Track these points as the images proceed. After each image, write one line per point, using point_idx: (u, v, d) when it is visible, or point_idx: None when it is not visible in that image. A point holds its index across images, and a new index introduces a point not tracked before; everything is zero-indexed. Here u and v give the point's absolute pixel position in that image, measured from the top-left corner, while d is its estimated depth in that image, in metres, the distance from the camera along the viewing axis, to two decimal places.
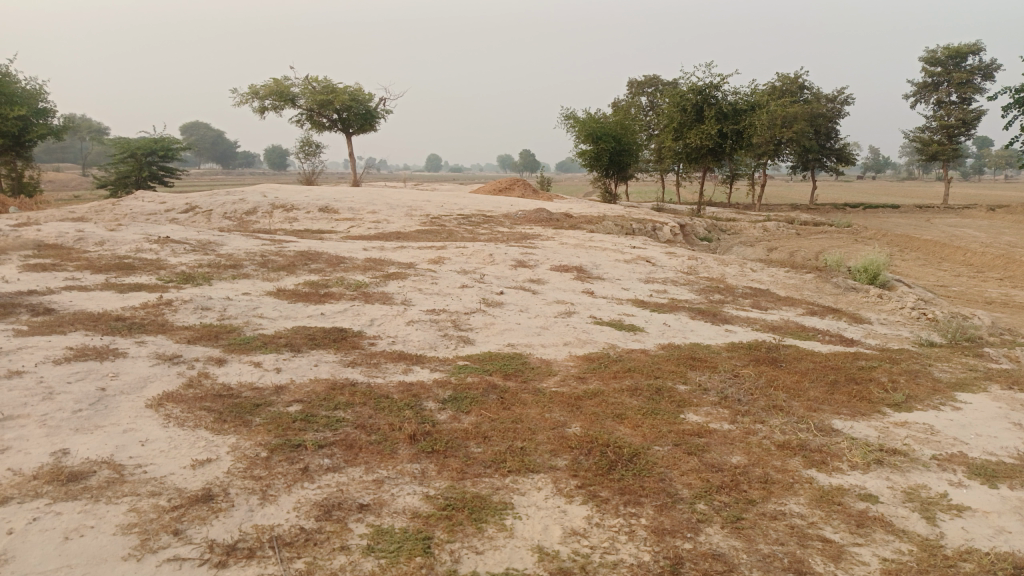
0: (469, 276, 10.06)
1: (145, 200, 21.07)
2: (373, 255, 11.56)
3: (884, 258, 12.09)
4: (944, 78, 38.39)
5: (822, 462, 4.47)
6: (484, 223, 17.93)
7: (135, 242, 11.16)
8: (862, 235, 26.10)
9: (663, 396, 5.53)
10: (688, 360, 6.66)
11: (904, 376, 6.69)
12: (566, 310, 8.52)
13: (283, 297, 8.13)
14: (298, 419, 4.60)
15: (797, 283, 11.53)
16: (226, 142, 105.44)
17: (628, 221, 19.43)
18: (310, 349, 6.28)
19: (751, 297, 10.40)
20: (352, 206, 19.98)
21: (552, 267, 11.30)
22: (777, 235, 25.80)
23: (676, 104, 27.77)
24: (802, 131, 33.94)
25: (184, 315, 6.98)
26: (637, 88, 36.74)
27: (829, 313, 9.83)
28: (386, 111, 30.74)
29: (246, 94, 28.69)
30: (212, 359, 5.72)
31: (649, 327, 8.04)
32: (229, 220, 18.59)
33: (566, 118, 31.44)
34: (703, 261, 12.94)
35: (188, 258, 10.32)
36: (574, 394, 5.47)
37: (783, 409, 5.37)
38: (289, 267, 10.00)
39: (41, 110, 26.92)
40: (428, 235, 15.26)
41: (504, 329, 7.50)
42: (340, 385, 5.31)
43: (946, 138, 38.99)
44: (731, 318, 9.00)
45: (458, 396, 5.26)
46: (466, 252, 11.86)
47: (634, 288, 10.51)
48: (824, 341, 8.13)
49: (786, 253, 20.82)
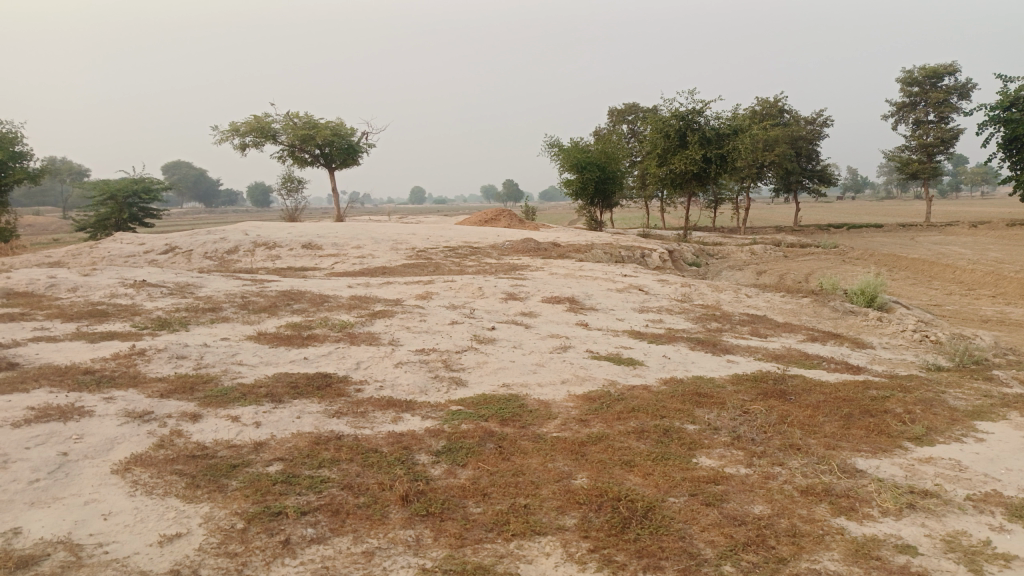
0: (458, 312, 9.71)
1: (124, 242, 20.64)
2: (358, 292, 11.20)
3: (881, 280, 11.86)
4: (921, 98, 38.87)
5: (850, 508, 4.12)
6: (471, 255, 17.64)
7: (110, 286, 10.75)
8: (849, 256, 26.03)
9: (672, 437, 5.17)
10: (694, 396, 6.32)
11: (919, 405, 6.38)
12: (562, 344, 8.17)
13: (264, 340, 7.74)
14: (279, 481, 4.19)
15: (794, 308, 11.26)
16: (208, 181, 105.20)
17: (616, 249, 19.21)
18: (292, 398, 5.89)
19: (749, 324, 10.11)
20: (336, 241, 19.65)
21: (543, 299, 10.97)
22: (765, 258, 25.69)
23: (659, 131, 27.81)
24: (784, 153, 34.16)
25: (157, 366, 6.57)
26: (618, 116, 36.87)
27: (830, 338, 9.54)
28: (369, 145, 30.58)
29: (227, 131, 28.43)
30: (186, 415, 5.31)
31: (649, 361, 7.70)
32: (211, 260, 18.20)
33: (550, 148, 31.41)
34: (696, 288, 12.65)
35: (165, 302, 9.92)
36: (577, 439, 5.09)
37: (800, 448, 5.03)
38: (270, 309, 9.62)
39: (18, 153, 26.51)
40: (414, 269, 14.93)
41: (498, 368, 7.13)
42: (324, 440, 4.92)
43: (925, 157, 39.37)
44: (732, 347, 8.68)
45: (453, 447, 4.87)
46: (455, 286, 11.52)
47: (629, 318, 10.19)
48: (830, 369, 7.83)
49: (777, 276, 20.65)
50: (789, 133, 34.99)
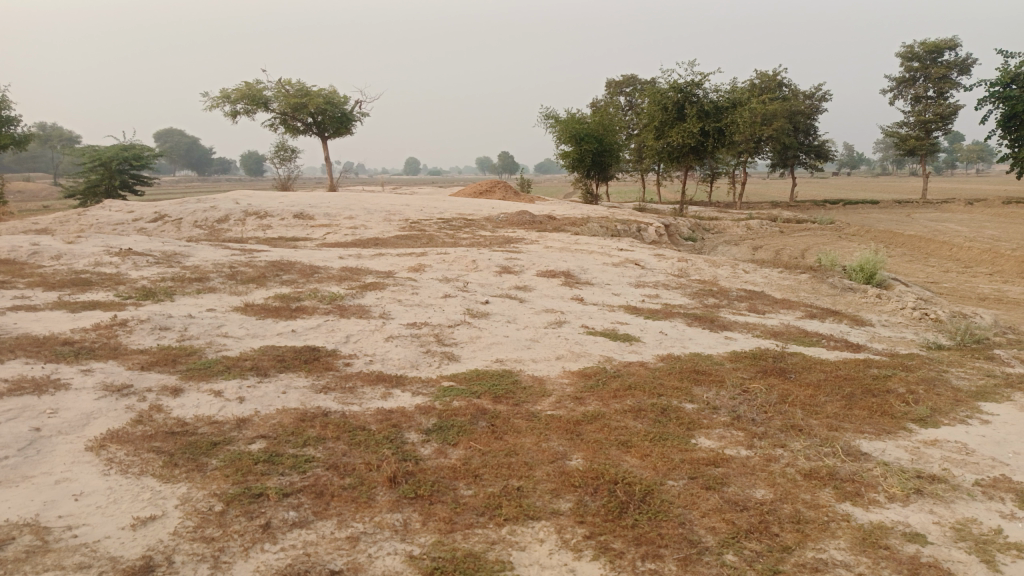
0: (451, 284, 9.50)
1: (112, 210, 20.27)
2: (349, 263, 10.96)
3: (881, 256, 11.69)
4: (921, 73, 38.44)
5: (855, 493, 3.97)
6: (465, 227, 17.38)
7: (95, 255, 10.48)
8: (846, 232, 25.86)
9: (670, 417, 5.00)
10: (692, 374, 6.15)
11: (922, 385, 6.23)
12: (557, 319, 7.99)
13: (251, 312, 7.52)
14: (261, 461, 4.01)
15: (792, 284, 11.09)
16: (201, 149, 104.08)
17: (612, 222, 18.97)
18: (278, 372, 5.69)
19: (747, 301, 9.94)
20: (328, 211, 19.34)
21: (537, 273, 10.77)
22: (762, 233, 25.50)
23: (657, 103, 27.41)
24: (782, 128, 33.80)
25: (139, 337, 6.35)
26: (615, 88, 36.37)
27: (829, 315, 9.38)
28: (363, 114, 30.10)
29: (217, 98, 27.89)
30: (166, 388, 5.11)
31: (646, 337, 7.52)
32: (200, 229, 17.89)
33: (547, 119, 30.97)
34: (693, 263, 12.46)
35: (150, 271, 9.66)
36: (572, 417, 4.92)
37: (803, 429, 4.87)
38: (259, 279, 9.38)
39: (3, 118, 25.95)
40: (407, 240, 14.68)
41: (491, 342, 6.94)
42: (310, 416, 4.73)
43: (923, 133, 39.06)
44: (730, 323, 8.51)
45: (443, 425, 4.70)
46: (448, 259, 11.30)
47: (625, 293, 10.00)
48: (829, 347, 7.67)
49: (773, 252, 20.48)
50: (787, 107, 34.60)
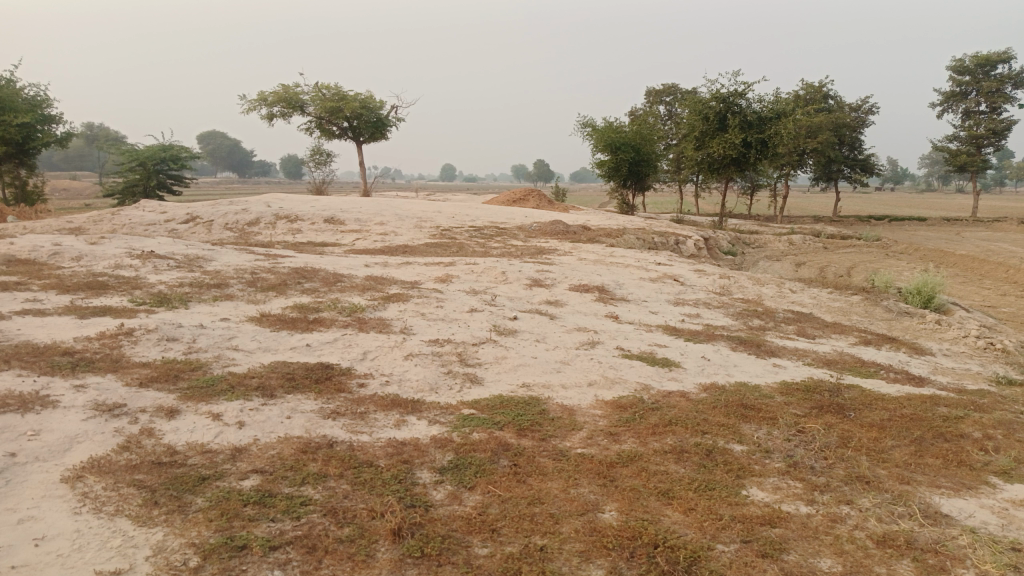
0: (479, 297, 9.01)
1: (146, 210, 20.25)
2: (375, 272, 10.54)
3: (940, 279, 10.90)
4: (972, 87, 37.07)
5: (940, 569, 3.35)
6: (497, 236, 16.93)
7: (116, 256, 10.21)
8: (893, 250, 24.82)
9: (717, 461, 4.43)
10: (740, 409, 5.55)
11: (1000, 429, 5.53)
12: (590, 339, 7.44)
13: (266, 323, 7.11)
14: (252, 502, 3.55)
15: (843, 306, 10.38)
16: (241, 152, 105.62)
17: (649, 234, 18.36)
18: (285, 393, 5.24)
19: (795, 323, 9.28)
20: (359, 216, 19.03)
21: (571, 286, 10.23)
22: (804, 249, 24.62)
23: (698, 112, 26.66)
24: (827, 141, 32.79)
25: (143, 349, 5.97)
26: (654, 96, 35.68)
27: (885, 342, 8.69)
28: (398, 119, 29.89)
29: (254, 101, 27.90)
30: (162, 409, 4.68)
31: (686, 362, 6.93)
32: (231, 231, 17.72)
33: (584, 127, 30.44)
34: (736, 280, 11.80)
35: (169, 275, 9.34)
36: (606, 459, 4.39)
37: (871, 482, 4.26)
38: (279, 287, 9.00)
39: (46, 117, 26.24)
40: (437, 249, 14.25)
41: (518, 364, 6.42)
42: (314, 448, 4.26)
43: (974, 149, 37.63)
44: (778, 349, 7.88)
45: (460, 463, 4.20)
46: (477, 269, 10.82)
47: (664, 312, 9.41)
48: (889, 380, 7.00)
49: (817, 269, 19.67)
50: (832, 119, 33.54)
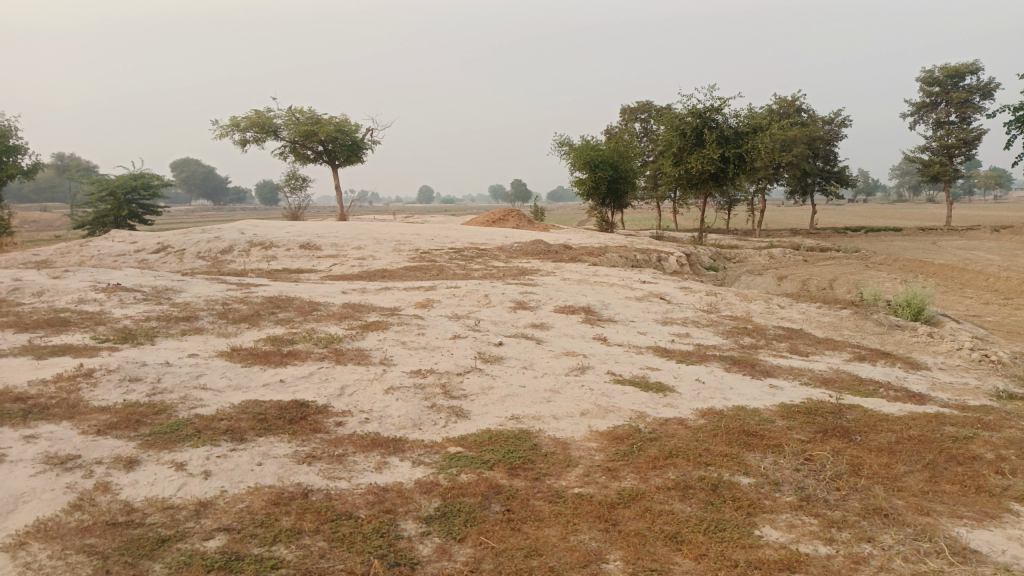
0: (462, 323, 8.68)
1: (116, 240, 19.71)
2: (352, 299, 10.17)
3: (929, 290, 10.76)
4: (942, 98, 37.62)
5: None
6: (478, 257, 16.64)
7: (80, 290, 9.75)
8: (872, 261, 24.88)
9: (725, 497, 4.12)
10: (742, 436, 5.26)
11: (1013, 448, 5.28)
12: (579, 364, 7.12)
13: (237, 358, 6.71)
14: (217, 567, 3.17)
15: (833, 321, 10.18)
16: (216, 179, 104.74)
17: (631, 252, 18.17)
18: (256, 436, 4.86)
19: (786, 340, 9.05)
20: (336, 241, 18.65)
21: (556, 308, 9.93)
22: (785, 262, 24.59)
23: (674, 128, 26.66)
24: (802, 154, 33.00)
25: (103, 392, 5.54)
26: (630, 114, 35.78)
27: (879, 358, 8.48)
28: (374, 142, 29.61)
29: (227, 126, 27.49)
30: (120, 460, 4.28)
31: (680, 386, 6.63)
32: (203, 260, 17.26)
33: (561, 146, 30.37)
34: (723, 297, 11.58)
35: (136, 309, 8.91)
36: (606, 499, 4.06)
37: (890, 515, 3.98)
38: (252, 318, 8.60)
39: (12, 148, 25.63)
40: (416, 272, 13.92)
41: (505, 394, 6.08)
42: (287, 500, 3.88)
43: (946, 159, 38.10)
44: (773, 369, 7.62)
45: (449, 510, 3.86)
46: (458, 293, 10.49)
47: (652, 332, 9.13)
48: (889, 399, 6.76)
49: (799, 282, 19.58)
50: (807, 133, 33.82)
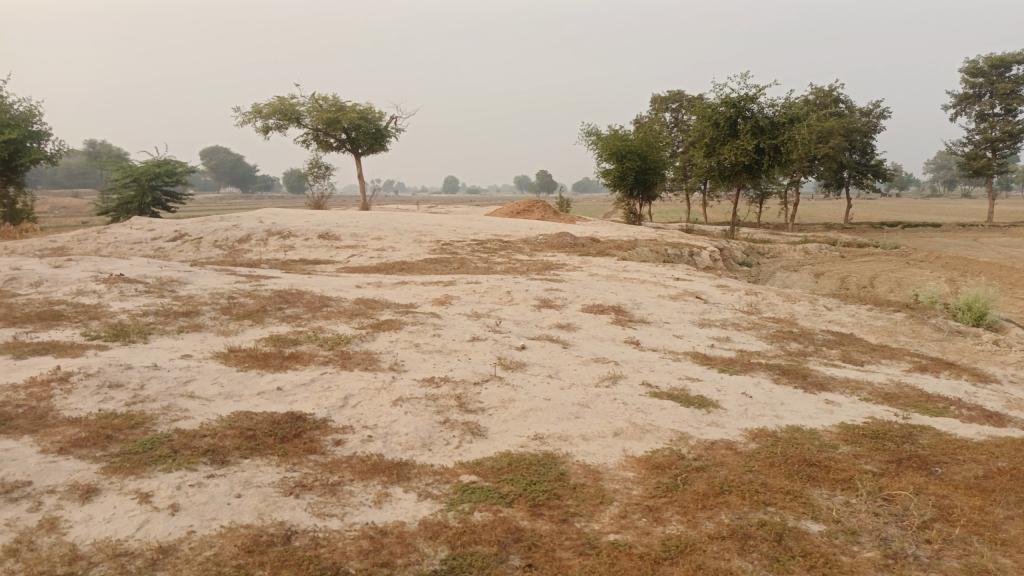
0: (482, 323, 7.99)
1: (134, 227, 19.33)
2: (366, 293, 9.54)
3: (992, 293, 9.85)
4: (987, 88, 36.11)
5: None
6: (501, 250, 15.93)
7: (80, 281, 9.21)
8: (914, 258, 23.74)
9: (793, 552, 3.39)
10: (803, 467, 4.52)
11: None
12: (610, 373, 6.41)
13: (233, 360, 6.09)
14: None
15: (887, 325, 9.34)
16: (244, 168, 105.12)
17: (662, 246, 17.36)
18: (239, 459, 4.22)
19: (837, 347, 8.24)
20: (355, 231, 18.07)
21: (584, 307, 9.21)
22: (821, 258, 23.57)
23: (707, 119, 25.70)
24: (839, 146, 31.81)
25: (77, 400, 4.94)
26: (660, 104, 34.75)
27: (943, 369, 7.64)
28: (398, 130, 29.01)
29: (249, 112, 27.00)
30: (76, 489, 3.66)
31: (725, 402, 5.88)
32: (220, 249, 16.78)
33: (588, 135, 29.52)
34: (764, 296, 10.78)
35: (135, 302, 8.34)
36: (649, 552, 3.35)
37: None
38: (256, 314, 8.00)
39: (36, 133, 25.37)
40: (436, 265, 13.26)
41: (528, 409, 5.37)
42: (264, 548, 3.22)
43: (991, 152, 36.53)
44: (827, 380, 6.84)
45: (457, 565, 3.18)
46: (479, 289, 9.81)
47: (689, 335, 8.38)
48: (963, 419, 5.95)
49: (837, 279, 18.63)
50: (844, 124, 32.62)
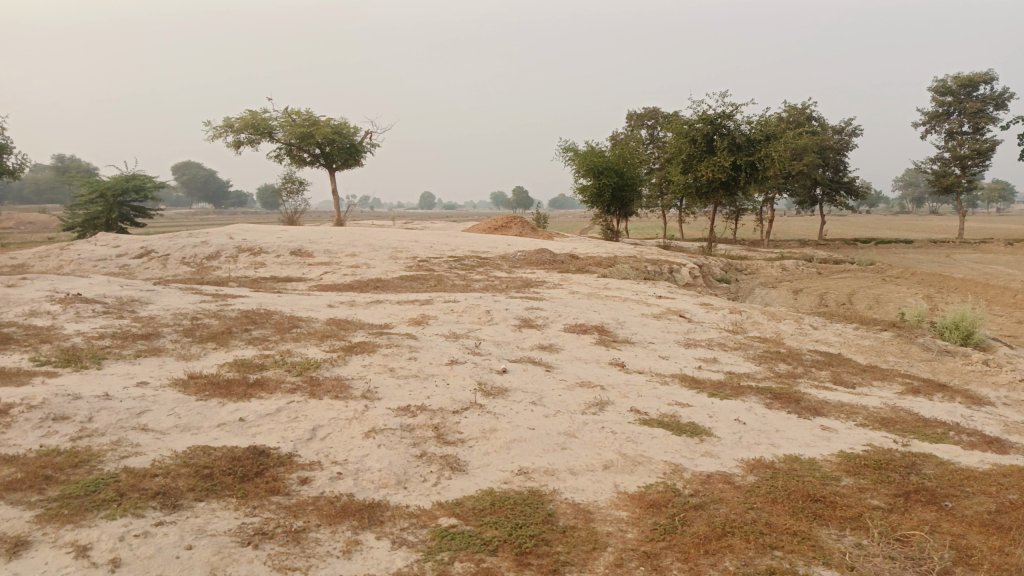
0: (461, 344, 7.63)
1: (98, 244, 18.70)
2: (339, 314, 9.14)
3: (979, 312, 9.71)
4: (956, 107, 36.68)
5: None
6: (478, 267, 15.60)
7: (34, 301, 8.70)
8: (890, 275, 23.83)
9: None
10: (808, 504, 4.22)
11: None
12: (596, 398, 6.08)
13: (192, 388, 5.66)
14: None
15: (874, 345, 9.13)
16: (217, 183, 103.86)
17: (642, 263, 17.15)
18: (194, 503, 3.80)
19: (827, 369, 8.01)
20: (329, 248, 17.63)
21: (565, 327, 8.89)
22: (799, 274, 23.55)
23: (683, 135, 25.69)
24: (813, 163, 32.03)
25: (16, 436, 4.48)
26: (636, 120, 34.77)
27: (936, 390, 7.42)
28: (373, 145, 28.66)
29: (220, 127, 26.47)
30: (2, 542, 3.22)
31: (718, 429, 5.58)
32: (187, 266, 16.24)
33: (565, 151, 29.38)
34: (748, 314, 10.54)
35: (91, 324, 7.86)
36: None
37: None
38: (221, 336, 7.56)
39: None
40: (412, 283, 12.88)
41: (512, 439, 5.01)
42: None
43: (960, 170, 37.05)
44: (820, 404, 6.58)
45: None
46: (456, 308, 9.45)
47: (676, 357, 8.09)
48: (964, 445, 5.70)
49: (816, 296, 18.56)
50: (817, 142, 32.85)
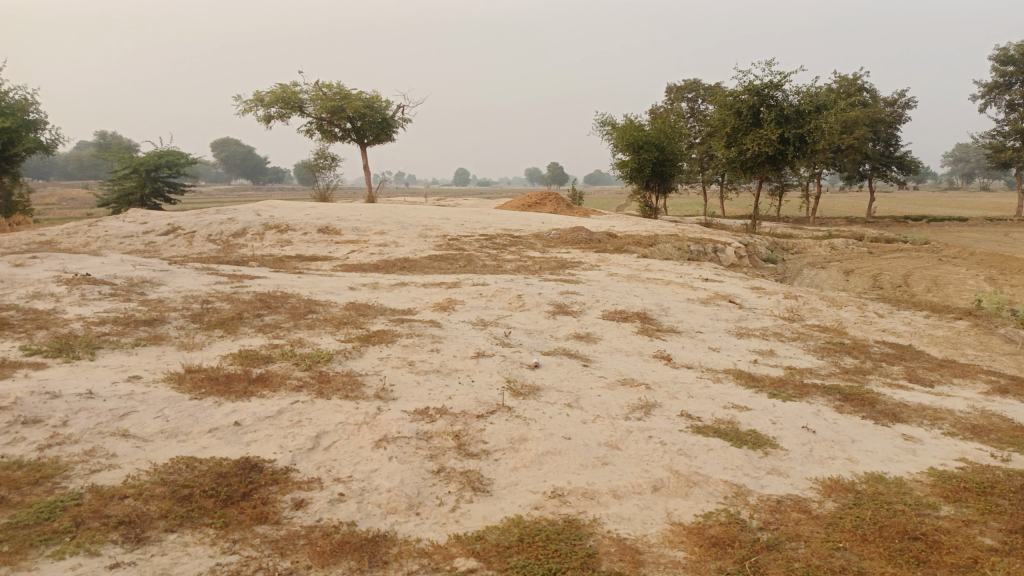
0: (489, 334, 6.94)
1: (126, 220, 18.39)
2: (360, 297, 8.51)
3: None
4: (1017, 77, 34.58)
5: None
6: (511, 245, 14.91)
7: (39, 281, 8.21)
8: (947, 254, 22.47)
9: None
10: (907, 545, 3.44)
11: None
12: (641, 400, 5.33)
13: (187, 386, 5.05)
14: None
15: (949, 336, 8.20)
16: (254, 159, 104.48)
17: (684, 242, 16.23)
18: (163, 536, 3.18)
19: (899, 364, 7.14)
20: (357, 225, 17.05)
21: (604, 314, 8.14)
22: (849, 254, 22.36)
23: (728, 107, 24.50)
24: (864, 136, 30.50)
25: None
26: (676, 93, 33.48)
27: None
28: (405, 119, 27.99)
29: (250, 101, 26.01)
30: None
31: (785, 440, 4.81)
32: (213, 244, 15.82)
33: (603, 125, 28.34)
34: (805, 300, 9.65)
35: (95, 308, 7.32)
36: None
37: None
38: (230, 323, 6.97)
39: (33, 122, 24.44)
40: (441, 263, 12.21)
41: (544, 452, 4.31)
42: None
43: (1020, 144, 34.97)
44: (898, 408, 5.74)
45: None
46: (486, 292, 8.75)
47: (728, 349, 7.28)
48: None
49: (869, 278, 17.45)
50: (869, 115, 31.26)
